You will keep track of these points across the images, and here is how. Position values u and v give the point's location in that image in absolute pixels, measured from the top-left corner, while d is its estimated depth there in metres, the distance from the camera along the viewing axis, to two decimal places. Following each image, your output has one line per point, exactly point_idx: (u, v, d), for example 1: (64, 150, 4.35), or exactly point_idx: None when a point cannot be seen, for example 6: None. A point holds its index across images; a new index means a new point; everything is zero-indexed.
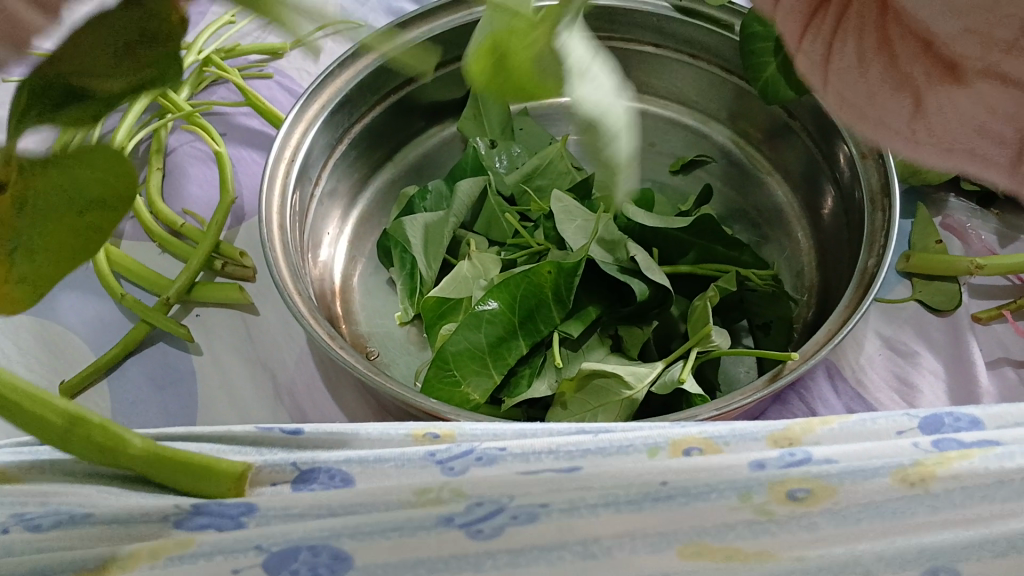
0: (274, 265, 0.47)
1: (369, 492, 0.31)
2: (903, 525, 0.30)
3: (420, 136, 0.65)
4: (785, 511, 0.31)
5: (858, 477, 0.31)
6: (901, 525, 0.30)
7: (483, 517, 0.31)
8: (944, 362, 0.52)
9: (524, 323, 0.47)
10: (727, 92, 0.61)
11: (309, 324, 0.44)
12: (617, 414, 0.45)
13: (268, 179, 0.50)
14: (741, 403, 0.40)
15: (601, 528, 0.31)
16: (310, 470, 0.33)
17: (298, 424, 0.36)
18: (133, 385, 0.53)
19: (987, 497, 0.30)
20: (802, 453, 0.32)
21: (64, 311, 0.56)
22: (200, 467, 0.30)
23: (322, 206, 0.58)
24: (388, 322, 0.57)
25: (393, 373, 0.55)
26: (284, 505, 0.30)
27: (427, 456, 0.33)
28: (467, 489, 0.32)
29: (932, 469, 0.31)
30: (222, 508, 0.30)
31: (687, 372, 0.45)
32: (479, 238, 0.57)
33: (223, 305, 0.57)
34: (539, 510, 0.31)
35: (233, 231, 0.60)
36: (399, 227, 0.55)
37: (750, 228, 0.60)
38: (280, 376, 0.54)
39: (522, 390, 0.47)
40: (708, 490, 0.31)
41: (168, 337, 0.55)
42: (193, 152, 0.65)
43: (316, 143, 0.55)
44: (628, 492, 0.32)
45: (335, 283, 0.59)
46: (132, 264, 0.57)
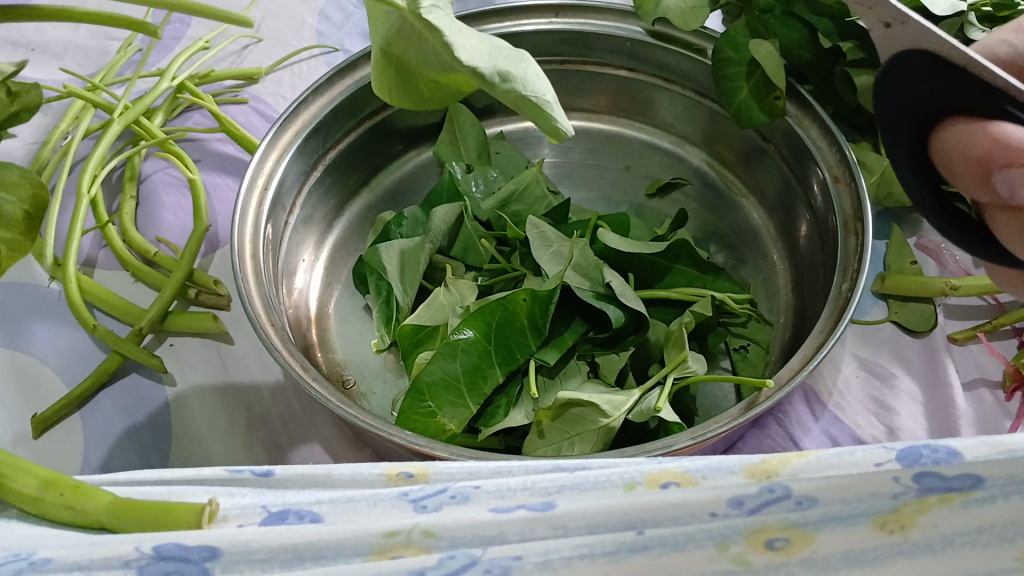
0: (247, 298, 0.46)
1: (338, 533, 0.29)
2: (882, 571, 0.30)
3: (395, 161, 0.65)
4: (764, 560, 0.29)
5: (838, 525, 0.30)
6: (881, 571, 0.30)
7: (455, 572, 0.29)
8: (921, 384, 0.52)
9: (499, 351, 0.47)
10: (702, 114, 0.61)
11: (282, 356, 0.44)
12: (593, 443, 0.45)
13: (240, 209, 0.50)
14: (719, 429, 0.40)
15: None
16: (282, 511, 0.32)
17: (269, 465, 0.35)
18: (105, 417, 0.53)
19: (967, 544, 0.29)
20: (780, 488, 0.30)
21: (36, 343, 0.56)
22: (155, 511, 0.30)
23: (297, 233, 0.58)
24: (365, 349, 0.57)
25: (369, 402, 0.54)
26: (247, 550, 0.29)
27: (399, 495, 0.32)
28: (438, 530, 0.30)
29: (912, 516, 0.30)
30: (185, 554, 0.29)
31: (662, 401, 0.45)
32: (455, 264, 0.57)
33: (196, 334, 0.56)
34: (514, 563, 0.29)
35: (207, 259, 0.60)
36: (375, 254, 0.54)
37: (726, 249, 0.60)
38: (255, 407, 0.53)
39: (498, 419, 0.47)
40: (686, 540, 0.29)
41: (141, 368, 0.55)
42: (167, 178, 0.64)
43: (291, 171, 0.55)
44: (602, 543, 0.29)
45: (310, 310, 0.58)
46: (105, 293, 0.56)
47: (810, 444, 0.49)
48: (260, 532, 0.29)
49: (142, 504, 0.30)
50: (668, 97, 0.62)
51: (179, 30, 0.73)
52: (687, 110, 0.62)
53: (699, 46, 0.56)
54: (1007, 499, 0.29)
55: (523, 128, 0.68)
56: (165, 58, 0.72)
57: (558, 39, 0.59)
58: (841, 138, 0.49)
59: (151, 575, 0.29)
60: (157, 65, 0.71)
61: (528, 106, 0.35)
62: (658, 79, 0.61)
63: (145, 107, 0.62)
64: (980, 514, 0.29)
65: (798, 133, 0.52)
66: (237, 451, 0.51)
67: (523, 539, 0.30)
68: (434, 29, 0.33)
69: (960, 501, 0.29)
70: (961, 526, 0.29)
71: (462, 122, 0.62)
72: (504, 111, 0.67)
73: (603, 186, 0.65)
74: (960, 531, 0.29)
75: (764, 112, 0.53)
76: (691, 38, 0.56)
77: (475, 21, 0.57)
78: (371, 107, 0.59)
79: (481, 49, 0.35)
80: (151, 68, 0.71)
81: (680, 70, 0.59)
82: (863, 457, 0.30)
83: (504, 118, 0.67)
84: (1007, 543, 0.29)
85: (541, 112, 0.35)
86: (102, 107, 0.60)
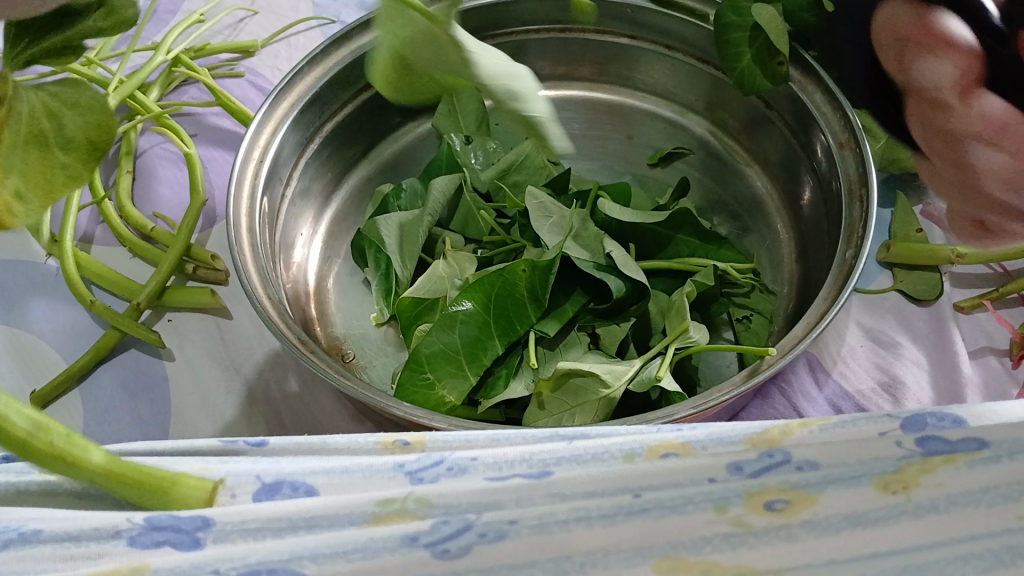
0: (244, 271, 0.45)
1: (331, 504, 0.29)
2: (883, 531, 0.29)
3: (393, 133, 0.64)
4: (763, 522, 0.29)
5: (840, 485, 0.29)
6: (882, 531, 0.29)
7: (448, 536, 0.28)
8: (927, 352, 0.51)
9: (499, 322, 0.46)
10: (704, 82, 0.60)
11: (278, 329, 0.43)
12: (595, 413, 0.45)
13: (235, 181, 0.49)
14: (724, 397, 0.40)
15: (574, 546, 0.28)
16: (276, 481, 0.31)
17: (263, 436, 0.34)
18: (104, 393, 0.52)
19: (972, 504, 0.28)
20: (779, 453, 0.30)
21: (35, 319, 0.56)
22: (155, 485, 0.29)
23: (295, 206, 0.57)
24: (365, 323, 0.56)
25: (369, 375, 0.54)
26: (240, 519, 0.28)
27: (395, 467, 0.32)
28: (433, 498, 0.29)
29: (915, 477, 0.29)
30: (176, 523, 0.28)
31: (664, 369, 0.44)
32: (455, 236, 0.56)
33: (195, 309, 0.56)
34: (508, 527, 0.28)
35: (204, 233, 0.59)
36: (371, 225, 0.54)
37: (729, 219, 0.60)
38: (254, 381, 0.53)
39: (497, 390, 0.47)
40: (684, 502, 0.29)
41: (140, 344, 0.54)
42: (163, 153, 0.64)
43: (286, 143, 0.54)
44: (599, 507, 0.29)
45: (309, 285, 0.58)
46: (103, 269, 0.56)
47: (815, 412, 0.49)
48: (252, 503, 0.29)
49: (145, 471, 0.29)
50: (669, 64, 0.61)
51: (173, 4, 0.72)
52: (689, 77, 0.61)
53: (700, 12, 0.55)
54: (1012, 458, 0.28)
55: None
56: (160, 32, 0.71)
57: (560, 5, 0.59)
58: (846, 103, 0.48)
59: (142, 544, 0.28)
60: (152, 39, 0.70)
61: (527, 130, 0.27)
62: (660, 46, 0.60)
63: (140, 82, 0.61)
64: (985, 476, 0.28)
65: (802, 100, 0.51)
66: (237, 424, 0.51)
67: (519, 504, 0.29)
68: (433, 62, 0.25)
69: (965, 462, 0.29)
70: (967, 486, 0.29)
71: None
72: None
73: (605, 156, 0.64)
74: (966, 492, 0.29)
75: (767, 76, 0.53)
76: (692, 3, 0.55)
77: None
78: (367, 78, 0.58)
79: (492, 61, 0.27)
80: (145, 42, 0.70)
81: (682, 35, 0.58)
82: (867, 427, 0.30)
83: None
84: (1013, 503, 0.28)
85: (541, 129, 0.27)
86: (97, 81, 0.60)
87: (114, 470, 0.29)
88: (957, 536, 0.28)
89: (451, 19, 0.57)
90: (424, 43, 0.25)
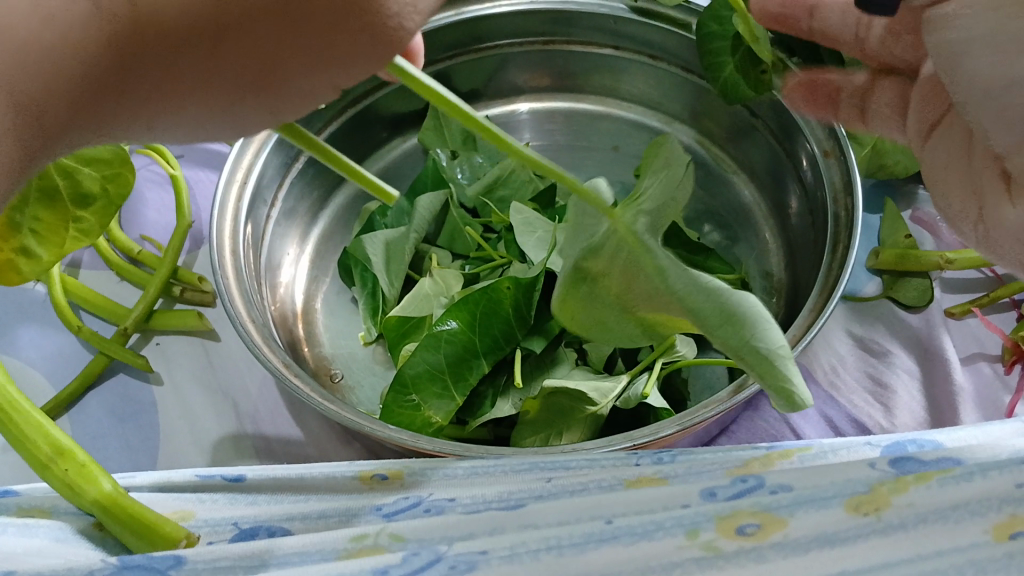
0: (227, 296, 0.45)
1: (306, 540, 0.30)
2: (850, 548, 0.30)
3: (379, 150, 0.64)
4: (733, 546, 0.30)
5: (810, 508, 0.30)
6: (848, 549, 0.30)
7: (419, 569, 0.29)
8: (918, 360, 0.51)
9: (486, 341, 0.46)
10: (688, 91, 0.60)
11: (263, 354, 0.43)
12: (582, 431, 0.45)
13: (219, 203, 0.49)
14: (711, 412, 0.39)
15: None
16: (253, 528, 0.32)
17: (240, 470, 0.34)
18: (92, 420, 0.52)
19: (941, 521, 0.30)
20: (753, 478, 0.32)
21: (23, 347, 0.55)
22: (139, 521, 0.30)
23: (280, 226, 0.57)
24: (353, 342, 0.56)
25: (357, 395, 0.53)
26: (210, 558, 0.29)
27: (372, 511, 0.32)
28: (406, 533, 0.30)
29: (886, 497, 0.30)
30: (149, 562, 0.28)
31: (650, 387, 0.44)
32: (442, 252, 0.56)
33: (183, 332, 0.56)
34: (480, 558, 0.29)
35: (191, 255, 0.59)
36: (358, 245, 0.54)
37: (718, 228, 0.59)
38: (242, 404, 0.52)
39: (484, 410, 0.47)
40: (654, 529, 0.30)
41: (128, 368, 0.54)
42: (149, 175, 0.63)
43: (270, 164, 0.54)
44: (570, 535, 0.30)
45: (296, 306, 0.58)
46: (89, 294, 0.56)
47: (805, 424, 0.48)
48: (248, 511, 0.32)
49: (129, 511, 0.30)
50: (653, 75, 0.61)
51: None
52: (673, 87, 0.61)
53: (683, 21, 0.55)
54: (986, 476, 0.30)
55: (508, 111, 0.66)
56: None
57: (542, 18, 0.59)
58: (830, 111, 0.48)
59: None
60: None
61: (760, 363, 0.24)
62: (644, 56, 0.60)
63: None
64: (957, 494, 0.30)
65: (786, 108, 0.51)
66: (224, 449, 0.51)
67: (491, 532, 0.30)
68: (644, 289, 0.26)
69: (939, 479, 0.30)
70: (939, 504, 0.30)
71: (445, 108, 0.60)
72: (489, 95, 0.66)
73: (592, 167, 0.63)
74: (935, 510, 0.30)
75: (750, 86, 0.51)
76: (675, 13, 0.55)
77: (455, 5, 0.57)
78: (351, 96, 0.58)
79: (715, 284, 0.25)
80: None
81: (665, 45, 0.58)
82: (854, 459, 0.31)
83: (489, 102, 0.66)
84: (981, 519, 0.30)
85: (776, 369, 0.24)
86: None
87: (110, 497, 0.30)
88: (919, 555, 0.30)
89: (433, 35, 0.57)
90: (622, 276, 0.27)
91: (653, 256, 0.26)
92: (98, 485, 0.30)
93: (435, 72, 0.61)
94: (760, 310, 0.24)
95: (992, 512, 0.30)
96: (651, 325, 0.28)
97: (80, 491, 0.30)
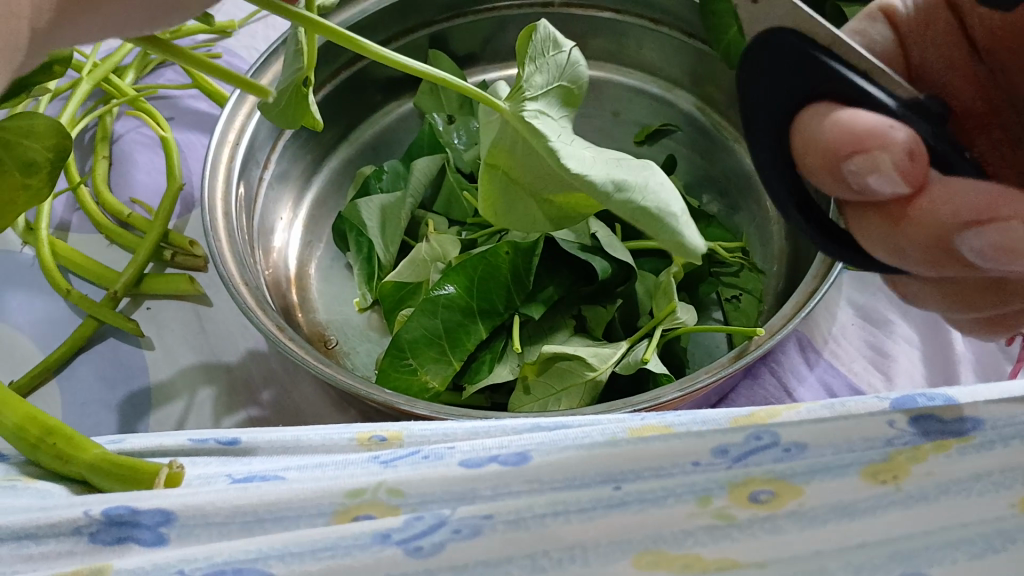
0: (220, 259, 0.44)
1: (300, 492, 0.29)
2: (871, 522, 0.29)
3: (374, 113, 0.63)
4: (747, 514, 0.29)
5: (827, 475, 0.29)
6: (870, 522, 0.29)
7: (421, 533, 0.28)
8: (919, 328, 0.50)
9: (483, 307, 0.45)
10: (689, 56, 0.59)
11: (257, 317, 0.42)
12: (580, 397, 0.44)
13: (211, 164, 0.48)
14: (716, 373, 0.38)
15: (547, 541, 0.28)
16: (247, 477, 0.30)
17: (234, 434, 0.33)
18: (84, 385, 0.51)
19: (964, 492, 0.28)
20: (766, 435, 0.29)
21: (10, 311, 0.54)
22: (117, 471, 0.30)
23: (273, 190, 0.56)
24: (348, 309, 0.55)
25: (352, 361, 0.53)
26: (202, 512, 0.28)
27: (370, 458, 0.31)
28: (404, 488, 0.29)
29: (905, 465, 0.29)
30: (136, 517, 0.28)
31: (650, 351, 0.44)
32: (438, 218, 0.55)
33: (174, 297, 0.55)
34: (484, 522, 0.28)
35: (182, 219, 0.58)
36: (353, 209, 0.53)
37: (719, 197, 0.58)
38: (235, 369, 0.52)
39: (481, 375, 0.46)
40: (665, 495, 0.29)
41: (119, 333, 0.53)
42: (140, 138, 0.62)
43: (264, 125, 0.52)
44: (577, 500, 0.29)
45: (290, 270, 0.57)
46: (78, 257, 0.54)
47: (805, 393, 0.48)
48: (244, 467, 0.31)
49: (114, 462, 0.30)
50: (656, 40, 0.60)
51: None
52: (676, 51, 0.60)
53: None
54: (1007, 444, 0.28)
55: (505, 76, 0.65)
56: None
57: None
58: None
59: (103, 541, 0.28)
60: None
61: (652, 221, 0.29)
62: (646, 20, 0.59)
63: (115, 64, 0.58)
64: (978, 463, 0.29)
65: None
66: (218, 414, 0.50)
67: (495, 495, 0.29)
68: (528, 162, 0.32)
69: (958, 448, 0.29)
70: (957, 475, 0.29)
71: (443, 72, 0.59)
72: (487, 58, 0.65)
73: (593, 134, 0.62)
74: (957, 481, 0.29)
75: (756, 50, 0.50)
76: None
77: None
78: (347, 57, 0.57)
79: (592, 159, 0.31)
80: None
81: (667, 7, 0.57)
82: (870, 411, 0.29)
83: (487, 66, 0.65)
84: (1006, 491, 0.28)
85: (670, 230, 0.29)
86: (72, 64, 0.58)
87: (100, 459, 0.30)
88: (944, 526, 0.28)
89: None
90: (519, 158, 0.33)
91: (544, 136, 0.31)
92: (93, 450, 0.30)
93: (432, 34, 0.60)
94: (651, 183, 0.30)
95: (1018, 483, 0.28)
96: (566, 203, 0.34)
97: (71, 458, 0.30)
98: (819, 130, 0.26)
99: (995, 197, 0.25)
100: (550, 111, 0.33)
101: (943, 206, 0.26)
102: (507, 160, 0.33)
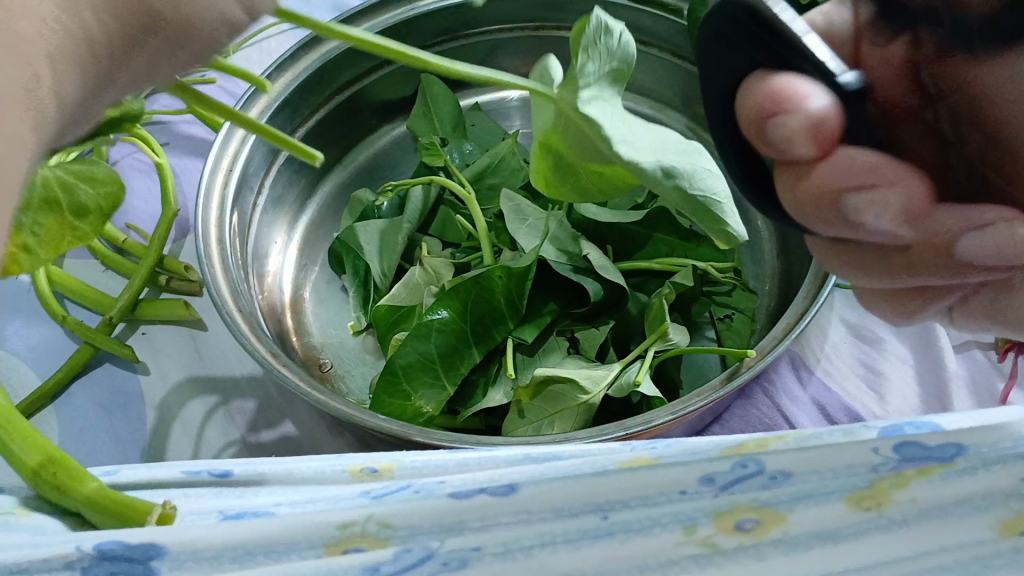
0: (213, 287, 0.44)
1: (289, 525, 0.29)
2: (855, 546, 0.28)
3: (368, 137, 0.63)
4: (732, 543, 0.29)
5: (810, 502, 0.29)
6: (854, 547, 0.28)
7: (411, 566, 0.28)
8: (910, 347, 0.50)
9: (477, 330, 0.46)
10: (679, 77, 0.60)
11: (251, 344, 0.42)
12: (573, 420, 0.44)
13: (205, 190, 0.48)
14: (709, 395, 0.39)
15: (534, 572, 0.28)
16: (238, 513, 0.30)
17: (227, 467, 0.34)
18: (80, 412, 0.51)
19: (944, 517, 0.28)
20: (752, 464, 0.30)
21: (7, 339, 0.54)
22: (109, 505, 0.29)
23: (267, 215, 0.57)
24: (343, 332, 0.56)
25: (347, 385, 0.53)
26: (194, 548, 0.28)
27: (361, 494, 0.31)
28: (394, 520, 0.29)
29: (888, 492, 0.29)
30: (127, 552, 0.28)
31: (643, 374, 0.44)
32: (432, 241, 0.56)
33: (170, 322, 0.55)
34: (472, 555, 0.28)
35: (177, 244, 0.59)
36: (350, 233, 0.53)
37: None
38: (231, 394, 0.52)
39: (476, 400, 0.46)
40: (652, 524, 0.29)
41: (114, 358, 0.53)
42: (135, 164, 0.63)
43: (258, 151, 0.53)
44: (565, 531, 0.29)
45: (284, 296, 0.57)
46: (74, 283, 0.55)
47: (798, 412, 0.48)
48: (238, 502, 0.31)
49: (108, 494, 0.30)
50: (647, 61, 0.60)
51: None
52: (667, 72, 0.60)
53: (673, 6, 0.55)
54: (988, 470, 0.28)
55: (498, 98, 0.66)
56: None
57: None
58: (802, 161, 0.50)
59: None
60: None
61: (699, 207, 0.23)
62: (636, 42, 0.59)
63: None
64: (959, 489, 0.28)
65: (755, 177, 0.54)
66: (213, 440, 0.50)
67: (485, 525, 0.29)
68: (581, 147, 0.25)
69: (941, 473, 0.29)
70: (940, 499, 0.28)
71: (436, 95, 0.59)
72: (479, 81, 0.65)
73: None
74: (939, 505, 0.28)
75: None
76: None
77: None
78: (339, 82, 0.57)
79: (657, 142, 0.23)
80: None
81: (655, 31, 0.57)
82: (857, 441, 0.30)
83: (479, 89, 0.66)
84: (984, 514, 0.28)
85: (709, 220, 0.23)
86: None
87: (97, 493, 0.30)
88: (922, 551, 0.28)
89: (420, 21, 0.57)
90: (569, 140, 0.25)
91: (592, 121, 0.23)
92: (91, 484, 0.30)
93: None
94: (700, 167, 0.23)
95: (995, 507, 0.28)
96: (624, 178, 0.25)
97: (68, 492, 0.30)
98: (754, 91, 0.24)
99: (879, 162, 0.24)
100: (605, 96, 0.25)
101: (843, 170, 0.24)
102: (563, 134, 0.25)
